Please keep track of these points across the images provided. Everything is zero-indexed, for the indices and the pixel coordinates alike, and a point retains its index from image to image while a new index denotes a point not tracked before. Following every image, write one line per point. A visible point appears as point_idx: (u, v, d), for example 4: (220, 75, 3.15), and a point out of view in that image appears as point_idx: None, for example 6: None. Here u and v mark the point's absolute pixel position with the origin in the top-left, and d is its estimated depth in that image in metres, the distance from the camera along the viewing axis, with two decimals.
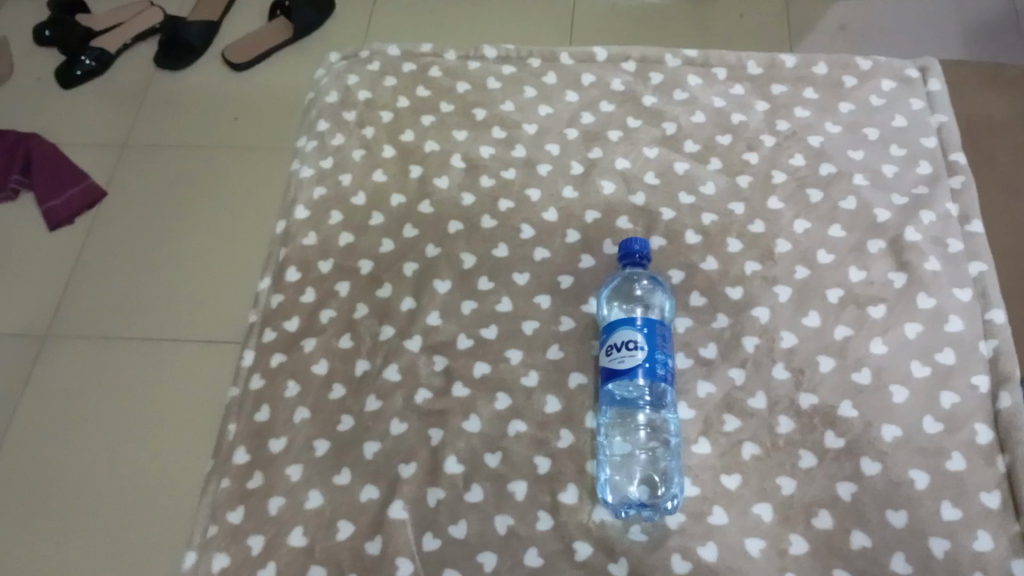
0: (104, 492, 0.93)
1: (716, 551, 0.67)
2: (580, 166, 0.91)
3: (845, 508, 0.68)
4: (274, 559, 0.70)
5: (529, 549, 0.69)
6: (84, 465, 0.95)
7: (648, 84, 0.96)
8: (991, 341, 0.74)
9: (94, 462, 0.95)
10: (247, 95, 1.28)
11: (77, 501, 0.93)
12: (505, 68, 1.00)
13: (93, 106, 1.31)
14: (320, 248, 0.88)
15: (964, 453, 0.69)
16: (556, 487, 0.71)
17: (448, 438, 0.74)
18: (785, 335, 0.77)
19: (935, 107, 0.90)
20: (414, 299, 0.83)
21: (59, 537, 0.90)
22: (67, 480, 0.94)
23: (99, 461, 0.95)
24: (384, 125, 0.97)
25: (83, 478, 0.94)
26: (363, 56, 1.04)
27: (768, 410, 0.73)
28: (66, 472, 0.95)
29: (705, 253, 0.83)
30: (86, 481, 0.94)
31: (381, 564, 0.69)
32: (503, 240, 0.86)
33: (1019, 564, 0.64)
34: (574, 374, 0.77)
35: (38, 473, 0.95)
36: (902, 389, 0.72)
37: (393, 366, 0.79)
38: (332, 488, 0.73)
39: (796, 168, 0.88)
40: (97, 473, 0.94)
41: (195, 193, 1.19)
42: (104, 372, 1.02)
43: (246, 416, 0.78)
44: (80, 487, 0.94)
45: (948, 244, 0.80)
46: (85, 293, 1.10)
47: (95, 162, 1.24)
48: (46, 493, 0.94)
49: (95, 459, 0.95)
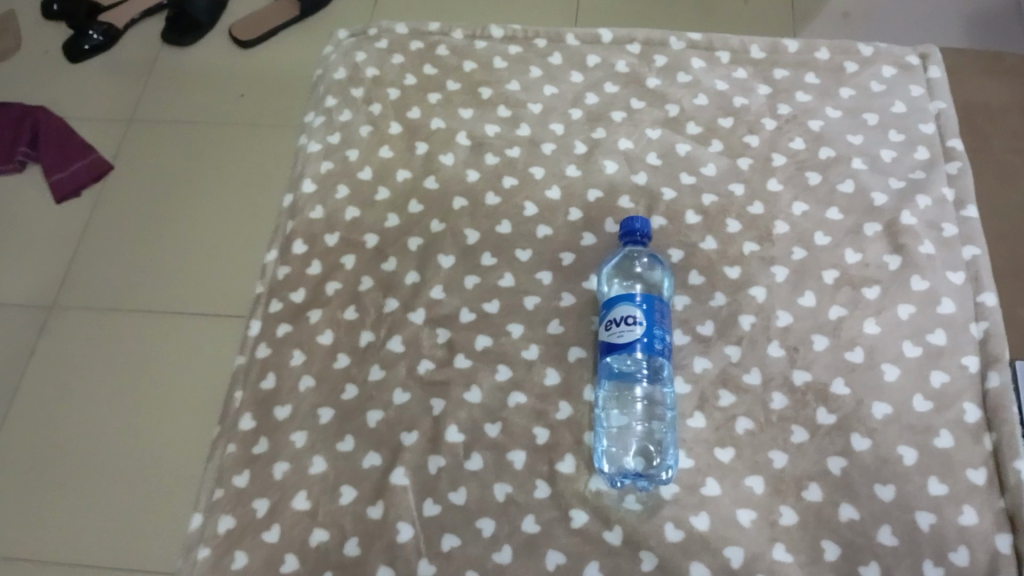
0: (108, 463, 0.95)
1: (707, 521, 0.69)
2: (583, 146, 0.92)
3: (835, 482, 0.70)
4: (279, 522, 0.72)
5: (527, 517, 0.71)
6: (88, 434, 0.97)
7: (652, 66, 0.98)
8: (981, 323, 0.76)
9: (99, 434, 0.97)
10: (253, 73, 1.29)
11: (81, 472, 0.95)
12: (510, 48, 1.01)
13: (100, 80, 1.32)
14: (326, 222, 0.89)
15: (952, 431, 0.71)
16: (554, 457, 0.73)
17: (450, 408, 0.76)
18: (780, 315, 0.78)
19: (935, 94, 0.91)
20: (418, 273, 0.85)
21: (64, 509, 0.93)
22: (71, 447, 0.96)
23: (103, 430, 0.97)
24: (390, 102, 0.98)
25: (87, 447, 0.96)
26: (371, 33, 1.05)
27: (762, 386, 0.75)
28: (71, 446, 0.97)
29: (705, 233, 0.84)
30: (89, 449, 0.96)
31: (383, 528, 0.71)
32: (506, 217, 0.87)
33: (1003, 539, 0.66)
34: (574, 348, 0.78)
35: (44, 445, 0.97)
36: (893, 367, 0.74)
37: (396, 337, 0.81)
38: (336, 455, 0.75)
39: (796, 151, 0.89)
40: (101, 440, 0.97)
41: (201, 169, 1.20)
42: (109, 342, 1.04)
43: (252, 383, 0.80)
44: (83, 452, 0.96)
45: (942, 228, 0.81)
46: (90, 268, 1.12)
47: (102, 136, 1.26)
48: (51, 467, 0.95)
49: (99, 427, 0.98)
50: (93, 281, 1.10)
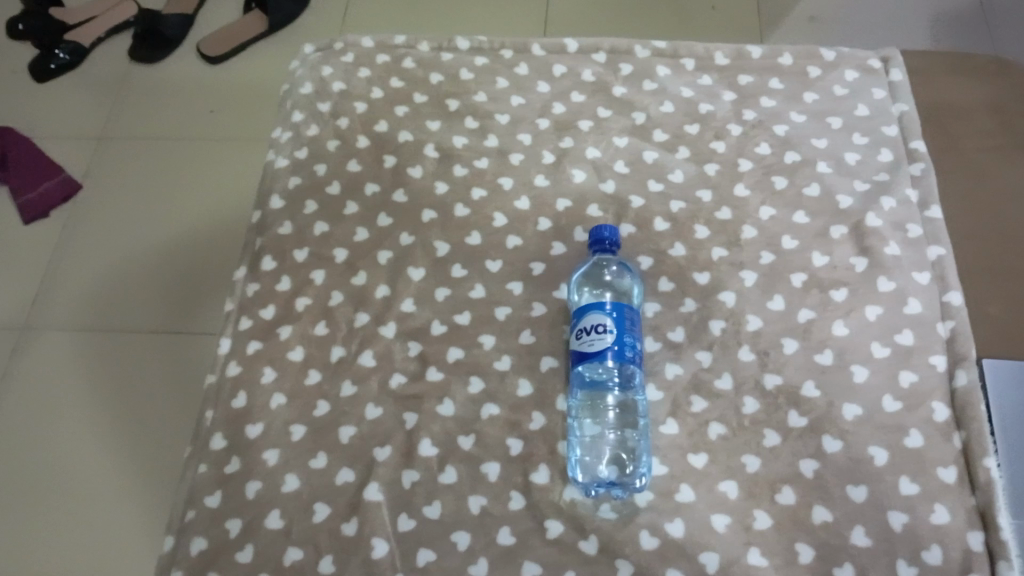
0: (90, 482, 0.96)
1: (683, 527, 0.69)
2: (552, 155, 0.92)
3: (808, 484, 0.70)
4: (252, 542, 0.71)
5: (503, 529, 0.70)
6: (69, 452, 0.98)
7: (619, 75, 0.98)
8: (948, 322, 0.76)
9: (80, 453, 0.98)
10: (222, 87, 1.29)
11: (64, 491, 0.96)
12: (477, 59, 1.01)
13: (68, 98, 1.31)
14: (296, 237, 0.88)
15: (922, 430, 0.71)
16: (528, 467, 0.73)
17: (423, 422, 0.76)
18: (750, 319, 0.79)
19: (897, 96, 0.92)
20: (389, 287, 0.84)
21: (50, 530, 0.94)
22: (52, 467, 0.98)
23: (84, 449, 0.99)
24: (358, 116, 0.98)
25: (67, 467, 0.97)
26: (338, 47, 1.05)
27: (734, 391, 0.75)
28: (54, 467, 0.98)
29: (674, 240, 0.85)
30: (70, 468, 0.97)
31: (358, 545, 0.70)
32: (476, 228, 0.87)
33: (975, 536, 0.66)
34: (547, 358, 0.78)
35: (25, 468, 0.98)
36: (862, 368, 0.75)
37: (368, 351, 0.80)
38: (309, 472, 0.74)
39: (762, 156, 0.90)
40: (82, 459, 0.98)
41: (172, 185, 1.20)
42: (85, 362, 1.05)
43: (223, 402, 0.79)
44: (64, 472, 0.97)
45: (907, 229, 0.82)
46: (61, 288, 1.12)
47: (71, 154, 1.25)
48: (34, 488, 0.96)
49: (79, 445, 0.99)
50: (66, 301, 1.11)
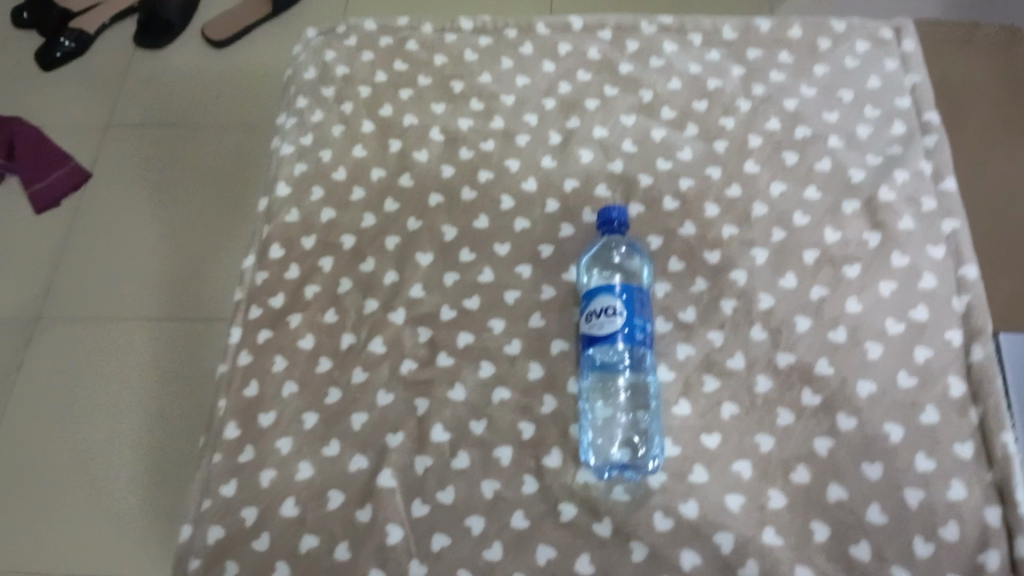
0: (110, 469, 0.97)
1: (697, 508, 0.68)
2: (558, 136, 0.91)
3: (823, 463, 0.69)
4: (267, 530, 0.71)
5: (516, 513, 0.70)
6: (88, 440, 0.99)
7: (625, 52, 0.97)
8: (964, 296, 0.75)
9: (99, 440, 0.99)
10: (227, 73, 1.29)
11: (85, 478, 0.97)
12: (481, 40, 1.00)
13: (74, 86, 1.31)
14: (303, 225, 0.88)
15: (937, 406, 0.71)
16: (540, 451, 0.73)
17: (434, 407, 0.76)
18: (762, 297, 0.78)
19: (909, 67, 0.91)
20: (397, 272, 0.84)
21: (76, 518, 0.95)
22: (71, 455, 0.99)
23: (103, 436, 0.99)
24: (362, 100, 0.97)
25: (89, 454, 0.99)
26: (340, 31, 1.04)
27: (746, 371, 0.75)
28: (74, 455, 0.99)
29: (684, 219, 0.84)
30: (90, 456, 0.98)
31: (372, 531, 0.70)
32: (484, 211, 0.87)
33: (992, 512, 0.66)
34: (557, 341, 0.78)
35: (44, 458, 0.99)
36: (876, 345, 0.74)
37: (378, 338, 0.80)
38: (322, 460, 0.74)
39: (772, 132, 0.89)
40: (102, 446, 0.99)
41: (180, 176, 1.19)
42: (102, 351, 1.06)
43: (234, 391, 0.79)
44: (84, 459, 0.98)
45: (921, 202, 0.81)
46: (75, 279, 1.12)
47: (79, 143, 1.25)
48: (56, 475, 0.98)
49: (98, 433, 1.00)
50: (79, 291, 1.11)
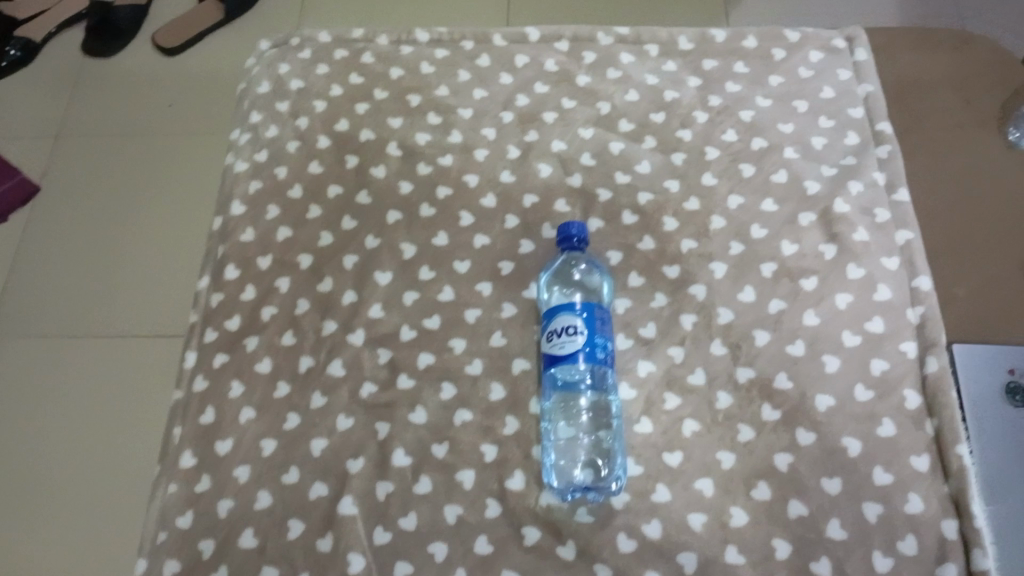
0: (56, 488, 0.91)
1: (660, 527, 0.69)
2: (516, 150, 0.91)
3: (783, 478, 0.70)
4: (226, 563, 0.70)
5: (479, 537, 0.70)
6: (31, 458, 0.93)
7: (582, 63, 0.97)
8: (918, 307, 0.76)
9: (44, 458, 0.93)
10: (179, 78, 1.25)
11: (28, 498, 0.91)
12: (438, 52, 0.99)
13: (17, 93, 1.26)
14: (259, 244, 0.87)
15: (894, 419, 0.71)
16: (503, 473, 0.72)
17: (396, 431, 0.75)
18: (721, 311, 0.78)
19: (862, 77, 0.92)
20: (356, 292, 0.83)
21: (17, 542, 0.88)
22: (13, 474, 0.92)
23: (49, 453, 0.93)
24: (317, 114, 0.96)
25: (33, 472, 0.92)
26: (294, 43, 1.02)
27: (707, 386, 0.75)
28: (16, 472, 0.92)
29: (643, 233, 0.84)
30: (34, 474, 0.92)
31: (334, 560, 0.69)
32: (443, 228, 0.86)
33: (949, 525, 0.67)
34: (518, 360, 0.78)
35: None
36: (834, 358, 0.75)
37: (337, 360, 0.79)
38: (281, 488, 0.73)
39: (729, 143, 0.89)
40: (46, 463, 0.93)
41: (137, 182, 1.15)
42: (47, 364, 1.00)
43: (191, 418, 0.78)
44: (28, 478, 0.92)
45: (875, 213, 0.82)
46: (18, 291, 1.06)
47: (22, 152, 1.19)
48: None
49: (43, 450, 0.94)
50: (23, 304, 1.05)
